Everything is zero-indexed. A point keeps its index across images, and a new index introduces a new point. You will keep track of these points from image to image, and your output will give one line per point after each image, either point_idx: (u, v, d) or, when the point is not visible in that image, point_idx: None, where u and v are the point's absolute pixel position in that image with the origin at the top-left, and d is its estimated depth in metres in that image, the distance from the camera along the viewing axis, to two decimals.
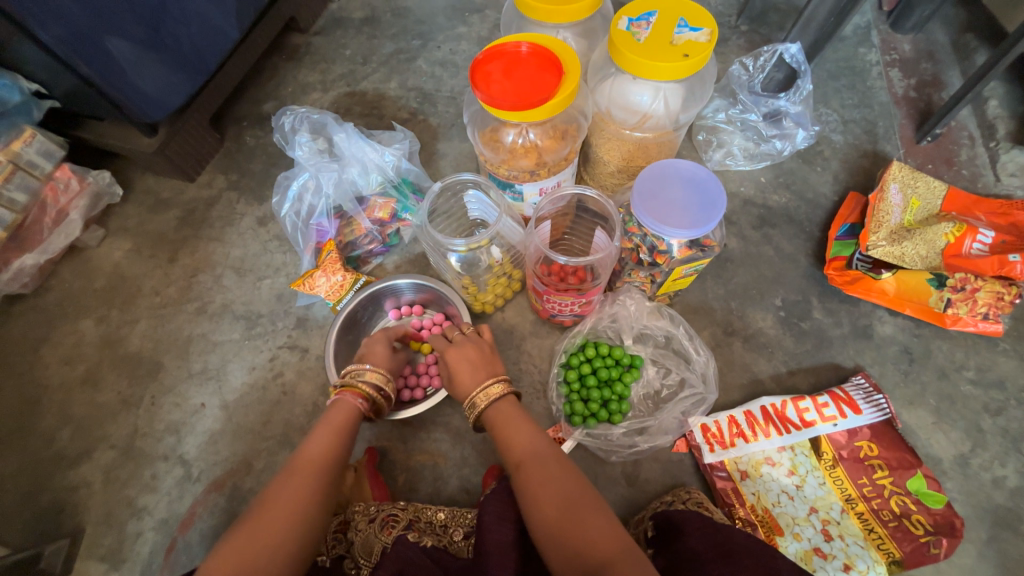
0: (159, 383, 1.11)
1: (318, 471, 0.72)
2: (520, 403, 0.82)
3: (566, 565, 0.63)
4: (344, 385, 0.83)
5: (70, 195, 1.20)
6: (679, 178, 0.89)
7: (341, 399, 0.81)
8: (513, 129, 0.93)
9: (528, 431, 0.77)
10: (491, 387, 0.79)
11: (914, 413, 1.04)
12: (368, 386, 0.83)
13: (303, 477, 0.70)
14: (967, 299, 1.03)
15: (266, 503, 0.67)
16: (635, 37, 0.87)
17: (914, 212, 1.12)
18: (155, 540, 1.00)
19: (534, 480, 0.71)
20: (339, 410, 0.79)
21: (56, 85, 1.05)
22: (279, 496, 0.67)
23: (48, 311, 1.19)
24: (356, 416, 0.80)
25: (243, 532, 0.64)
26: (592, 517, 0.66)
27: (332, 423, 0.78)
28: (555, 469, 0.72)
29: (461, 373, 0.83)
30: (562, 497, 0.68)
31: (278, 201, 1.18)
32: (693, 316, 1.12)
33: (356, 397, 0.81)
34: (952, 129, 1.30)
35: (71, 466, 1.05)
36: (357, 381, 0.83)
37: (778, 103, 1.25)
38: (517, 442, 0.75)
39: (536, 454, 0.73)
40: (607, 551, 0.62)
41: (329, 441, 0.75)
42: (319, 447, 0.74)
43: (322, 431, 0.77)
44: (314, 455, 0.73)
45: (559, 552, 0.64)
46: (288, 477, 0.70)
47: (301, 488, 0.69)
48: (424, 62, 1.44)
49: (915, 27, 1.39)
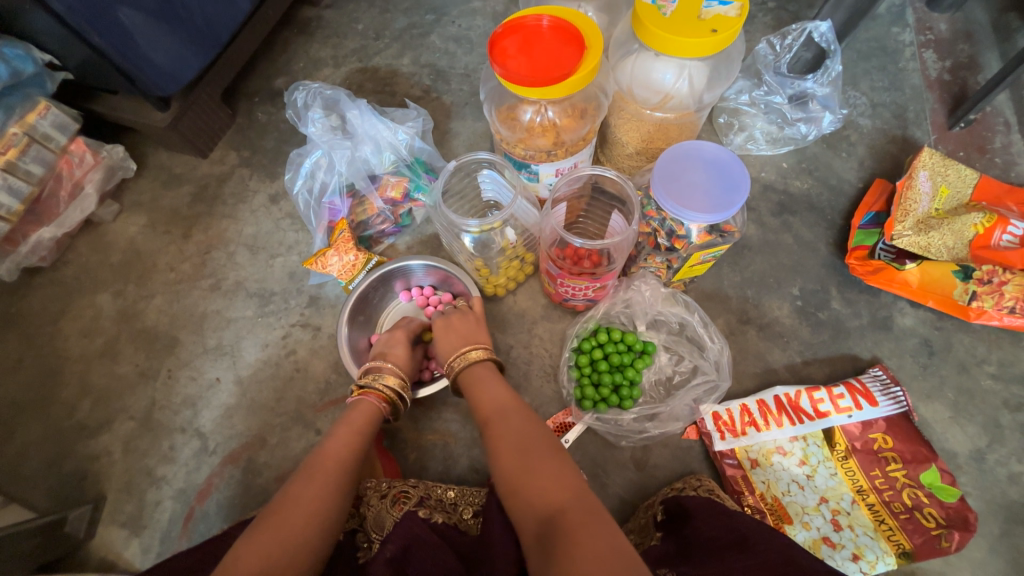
0: (176, 358, 1.13)
1: (339, 471, 0.73)
2: (497, 370, 0.88)
3: (521, 513, 0.64)
4: (366, 388, 0.86)
5: (85, 169, 1.20)
6: (701, 161, 0.86)
7: (362, 401, 0.85)
8: (531, 106, 0.91)
9: (497, 391, 0.81)
10: (470, 352, 0.86)
11: (931, 407, 1.02)
12: (388, 389, 0.86)
13: (325, 476, 0.72)
14: (993, 292, 1.00)
15: (290, 501, 0.67)
16: (661, 11, 0.83)
17: (943, 201, 1.08)
18: (174, 509, 1.02)
19: (497, 434, 0.74)
20: (360, 411, 0.83)
21: (69, 56, 1.04)
22: (301, 495, 0.68)
23: (67, 284, 1.21)
24: (378, 418, 0.84)
25: (269, 527, 0.64)
26: (547, 466, 0.67)
27: (352, 423, 0.80)
28: (516, 424, 0.75)
29: (446, 340, 0.90)
30: (520, 446, 0.71)
31: (290, 178, 1.17)
32: (707, 304, 1.10)
33: (378, 400, 0.85)
34: (986, 115, 1.24)
35: (92, 436, 1.08)
36: (379, 384, 0.86)
37: (805, 85, 1.20)
38: (486, 400, 0.80)
39: (502, 412, 0.77)
40: (559, 497, 0.62)
41: (349, 442, 0.78)
42: (338, 447, 0.76)
43: (341, 431, 0.79)
44: (335, 455, 0.75)
45: (516, 500, 0.65)
46: (311, 476, 0.71)
47: (323, 488, 0.70)
48: (437, 38, 1.41)
49: (954, 5, 1.32)
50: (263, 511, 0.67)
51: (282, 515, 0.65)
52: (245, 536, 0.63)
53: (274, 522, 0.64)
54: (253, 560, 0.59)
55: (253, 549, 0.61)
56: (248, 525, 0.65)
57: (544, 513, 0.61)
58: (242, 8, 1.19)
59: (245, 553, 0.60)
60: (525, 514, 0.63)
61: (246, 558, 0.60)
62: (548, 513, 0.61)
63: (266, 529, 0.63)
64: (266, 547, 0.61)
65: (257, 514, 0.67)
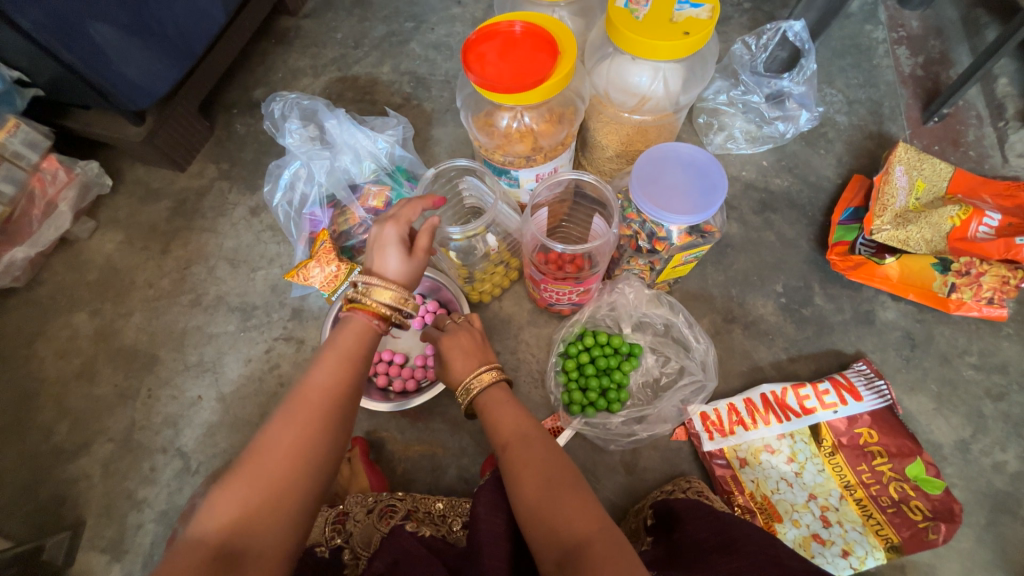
0: (156, 376, 1.11)
1: (326, 408, 0.62)
2: (512, 390, 0.82)
3: (541, 543, 0.62)
4: (355, 302, 0.70)
5: (58, 186, 1.18)
6: (679, 162, 0.86)
7: (352, 317, 0.70)
8: (508, 113, 0.91)
9: (515, 413, 0.77)
10: (484, 374, 0.79)
11: (915, 399, 1.03)
12: (381, 305, 0.70)
13: (310, 414, 0.61)
14: (972, 283, 1.02)
15: (268, 444, 0.58)
16: (634, 15, 0.83)
17: (919, 195, 1.10)
18: (157, 531, 1.00)
19: (519, 459, 0.70)
20: (349, 332, 0.69)
21: (39, 72, 1.01)
22: (281, 437, 0.58)
23: (42, 304, 1.18)
24: (372, 339, 0.70)
25: (246, 475, 0.56)
26: (570, 496, 0.64)
27: (341, 349, 0.67)
28: (540, 449, 0.71)
29: (455, 361, 0.82)
30: (543, 475, 0.67)
31: (269, 190, 1.16)
32: (692, 304, 1.11)
33: (371, 317, 0.70)
34: (959, 108, 1.26)
35: (70, 460, 1.06)
36: (368, 298, 0.69)
37: (781, 84, 1.21)
38: (505, 423, 0.75)
39: (522, 436, 0.73)
40: (585, 529, 0.61)
41: (338, 371, 0.65)
42: (325, 380, 0.64)
43: (329, 360, 0.65)
44: (321, 389, 0.63)
45: (538, 531, 0.63)
46: (293, 416, 0.60)
47: (307, 429, 0.60)
48: (417, 45, 1.40)
49: (924, 2, 1.34)
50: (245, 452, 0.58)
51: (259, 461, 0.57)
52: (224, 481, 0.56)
53: (254, 468, 0.57)
54: (229, 510, 0.54)
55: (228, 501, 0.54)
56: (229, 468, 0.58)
57: (567, 546, 0.60)
58: (216, 20, 1.17)
59: (220, 506, 0.54)
60: (545, 546, 0.61)
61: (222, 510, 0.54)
62: (574, 548, 0.59)
63: (242, 477, 0.56)
64: (239, 500, 0.54)
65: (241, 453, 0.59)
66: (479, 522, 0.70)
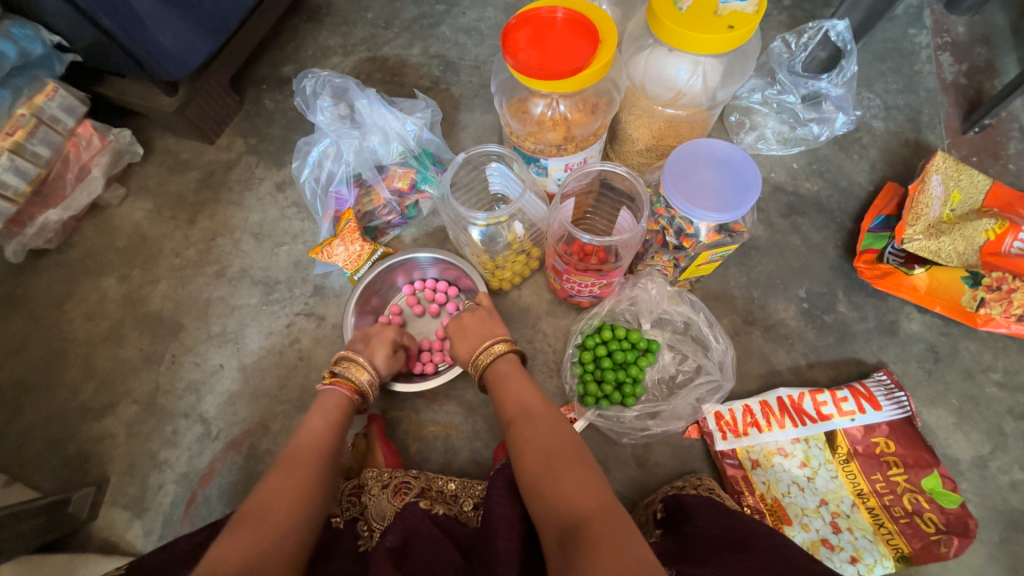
0: (180, 343, 1.13)
1: (319, 462, 0.74)
2: (520, 363, 0.87)
3: (543, 518, 0.62)
4: (337, 376, 0.87)
5: (92, 152, 1.20)
6: (712, 159, 0.85)
7: (332, 390, 0.85)
8: (542, 100, 0.91)
9: (522, 392, 0.80)
10: (494, 347, 0.86)
11: (934, 413, 1.02)
12: (359, 381, 0.87)
13: (306, 467, 0.72)
14: (1002, 299, 1.00)
15: (270, 492, 0.68)
16: (678, 6, 0.82)
17: (954, 206, 1.07)
18: (176, 493, 1.03)
19: (522, 434, 0.73)
20: (330, 400, 0.84)
21: (78, 38, 1.03)
22: (281, 484, 0.69)
23: (72, 267, 1.21)
24: (349, 408, 0.85)
25: (251, 520, 0.63)
26: (570, 472, 0.65)
27: (323, 411, 0.82)
28: (543, 425, 0.74)
29: (463, 341, 0.90)
30: (544, 450, 0.69)
31: (298, 166, 1.17)
32: (713, 303, 1.10)
33: (350, 390, 0.86)
34: (1002, 120, 1.22)
35: (95, 419, 1.09)
36: (351, 375, 0.87)
37: (818, 85, 1.18)
38: (511, 400, 0.79)
39: (526, 412, 0.76)
40: (585, 505, 0.61)
41: (325, 432, 0.79)
42: (315, 437, 0.78)
43: (314, 424, 0.80)
44: (312, 446, 0.76)
45: (539, 504, 0.64)
46: (289, 470, 0.71)
47: (304, 479, 0.71)
48: (447, 29, 1.39)
49: (973, 8, 1.30)
50: (243, 508, 0.66)
51: (260, 512, 0.65)
52: (224, 535, 0.62)
53: (255, 517, 0.64)
54: (241, 547, 0.59)
55: (233, 547, 0.59)
56: (226, 525, 0.64)
57: (567, 520, 0.60)
58: None
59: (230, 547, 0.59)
60: (546, 521, 0.62)
61: (230, 554, 0.58)
62: (574, 521, 0.59)
63: (249, 523, 0.63)
64: (248, 544, 0.60)
65: (235, 513, 0.66)
66: (496, 502, 0.71)
